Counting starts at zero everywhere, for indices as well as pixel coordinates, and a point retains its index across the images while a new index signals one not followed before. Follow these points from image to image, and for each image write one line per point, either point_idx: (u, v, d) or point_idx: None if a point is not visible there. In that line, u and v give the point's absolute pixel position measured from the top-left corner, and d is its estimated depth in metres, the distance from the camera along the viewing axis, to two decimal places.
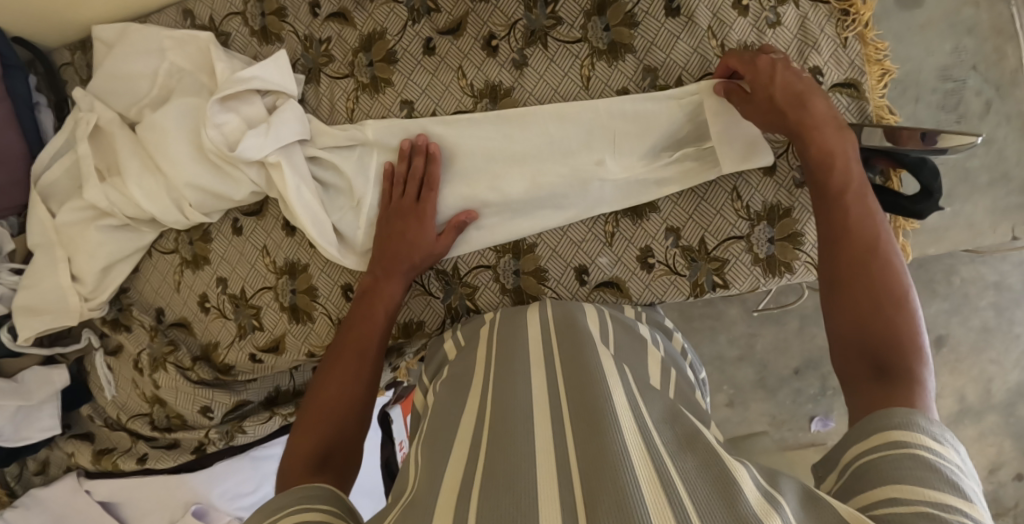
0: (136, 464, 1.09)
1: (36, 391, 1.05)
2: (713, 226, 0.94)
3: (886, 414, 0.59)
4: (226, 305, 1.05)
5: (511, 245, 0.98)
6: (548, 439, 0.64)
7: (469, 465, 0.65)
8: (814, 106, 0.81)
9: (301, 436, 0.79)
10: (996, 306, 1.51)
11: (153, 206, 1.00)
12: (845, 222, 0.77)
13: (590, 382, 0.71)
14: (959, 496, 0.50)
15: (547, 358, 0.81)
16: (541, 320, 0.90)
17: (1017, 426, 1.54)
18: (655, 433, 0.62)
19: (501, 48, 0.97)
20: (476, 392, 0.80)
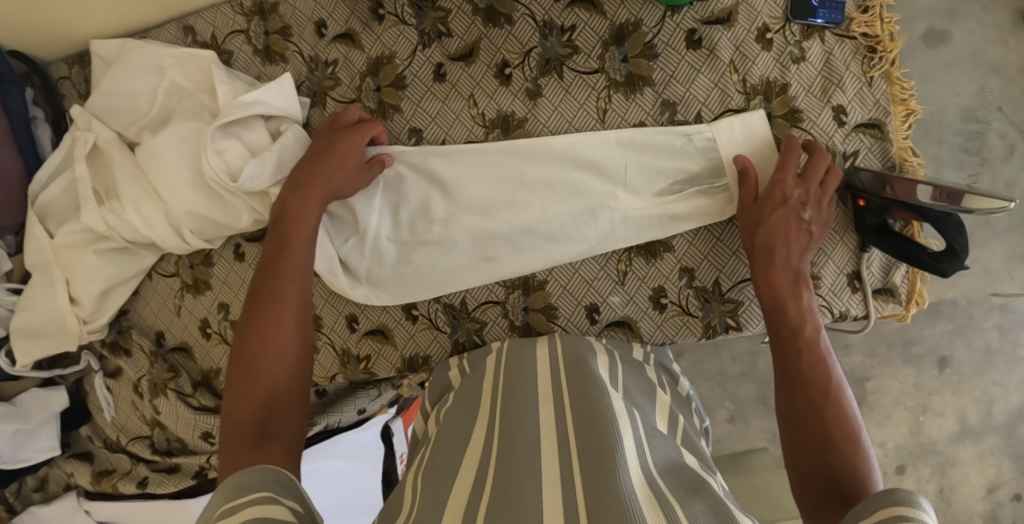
0: (135, 488, 1.07)
1: (35, 412, 1.03)
2: (728, 267, 0.93)
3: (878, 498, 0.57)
4: (227, 331, 1.03)
5: (521, 281, 0.96)
6: (554, 474, 0.63)
7: (473, 497, 0.63)
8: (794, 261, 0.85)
9: (237, 405, 0.74)
10: (1000, 328, 1.34)
11: (152, 231, 0.98)
12: (797, 351, 0.81)
13: (599, 416, 0.69)
14: None
15: (554, 388, 0.79)
16: (549, 353, 0.87)
17: (1018, 447, 1.38)
18: (661, 478, 0.62)
19: (515, 76, 0.94)
20: (482, 419, 0.77)
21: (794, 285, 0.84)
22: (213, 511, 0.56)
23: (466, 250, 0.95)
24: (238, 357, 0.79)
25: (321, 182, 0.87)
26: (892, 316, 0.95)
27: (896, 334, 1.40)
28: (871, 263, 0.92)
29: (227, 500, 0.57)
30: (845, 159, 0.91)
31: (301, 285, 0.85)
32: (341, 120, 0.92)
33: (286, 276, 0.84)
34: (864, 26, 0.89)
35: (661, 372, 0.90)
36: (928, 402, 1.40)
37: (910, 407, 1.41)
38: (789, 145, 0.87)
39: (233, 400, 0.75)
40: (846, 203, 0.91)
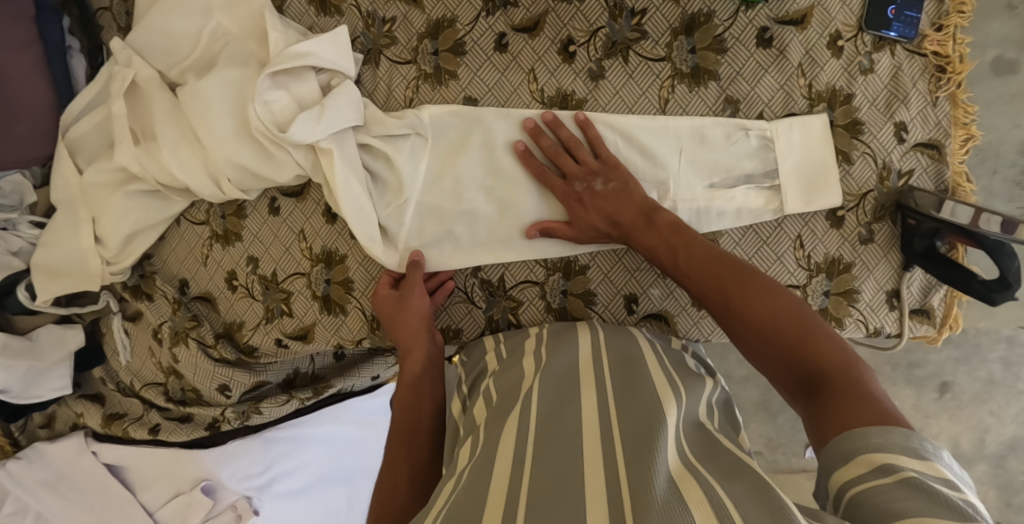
0: (146, 434, 1.07)
1: (50, 351, 1.03)
2: (771, 272, 0.92)
3: (859, 433, 0.58)
4: (255, 286, 1.02)
5: (562, 263, 0.94)
6: (595, 458, 0.62)
7: (514, 475, 0.62)
8: (625, 215, 0.85)
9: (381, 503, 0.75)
10: (1005, 360, 1.35)
11: (188, 176, 0.94)
12: (702, 266, 0.79)
13: (643, 406, 0.69)
14: (914, 461, 0.54)
15: (594, 380, 0.77)
16: (590, 343, 0.86)
17: (1004, 478, 1.41)
18: (698, 464, 0.61)
19: (579, 55, 0.92)
20: (522, 399, 0.75)
21: (650, 234, 0.84)
22: None
23: (510, 230, 0.93)
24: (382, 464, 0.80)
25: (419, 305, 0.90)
26: (922, 337, 0.95)
27: (902, 356, 1.40)
28: (912, 283, 0.92)
29: None
30: (900, 178, 0.90)
31: (416, 373, 0.86)
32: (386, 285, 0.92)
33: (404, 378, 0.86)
34: (936, 44, 0.88)
35: (699, 365, 0.87)
36: (924, 425, 1.43)
37: None
38: (554, 121, 0.90)
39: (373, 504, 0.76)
40: (895, 222, 0.91)
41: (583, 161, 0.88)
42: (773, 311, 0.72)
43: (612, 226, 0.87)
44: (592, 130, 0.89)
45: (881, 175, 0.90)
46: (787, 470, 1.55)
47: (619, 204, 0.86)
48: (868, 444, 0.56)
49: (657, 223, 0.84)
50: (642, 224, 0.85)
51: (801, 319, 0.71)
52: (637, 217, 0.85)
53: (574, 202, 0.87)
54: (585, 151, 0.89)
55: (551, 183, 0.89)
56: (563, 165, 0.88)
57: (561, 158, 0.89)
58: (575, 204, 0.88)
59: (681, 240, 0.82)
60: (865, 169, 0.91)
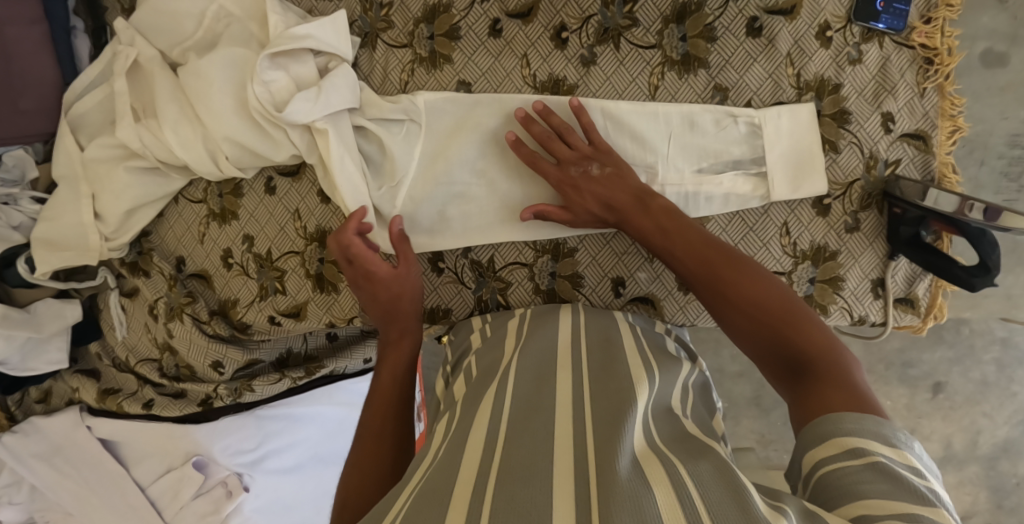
0: (140, 409, 1.10)
1: (47, 323, 1.05)
2: (757, 258, 0.92)
3: (833, 418, 0.58)
4: (250, 264, 1.03)
5: (551, 246, 0.95)
6: (569, 435, 0.62)
7: (489, 449, 0.62)
8: (620, 200, 0.85)
9: (351, 495, 0.72)
10: (999, 362, 1.36)
11: (187, 154, 0.96)
12: (691, 252, 0.78)
13: (619, 388, 0.69)
14: (884, 447, 0.54)
15: (571, 365, 0.78)
16: (572, 325, 0.87)
17: (997, 481, 1.41)
18: (663, 443, 0.61)
19: (571, 41, 0.93)
20: (500, 380, 0.76)
21: (644, 218, 0.83)
22: None
23: (502, 211, 0.94)
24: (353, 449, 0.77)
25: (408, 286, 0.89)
26: (908, 327, 0.95)
27: (896, 355, 1.41)
28: (897, 271, 0.92)
29: None
30: (887, 167, 0.90)
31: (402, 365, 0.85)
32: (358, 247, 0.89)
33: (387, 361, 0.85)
34: (924, 36, 0.88)
35: (679, 349, 0.89)
36: (916, 425, 1.43)
37: None
38: (545, 110, 0.90)
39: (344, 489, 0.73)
40: (881, 210, 0.91)
41: (577, 147, 0.88)
42: (764, 297, 0.72)
43: (607, 210, 0.86)
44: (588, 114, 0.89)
45: (867, 164, 0.91)
46: (778, 467, 1.55)
47: (612, 188, 0.85)
48: (840, 428, 0.57)
49: (653, 206, 0.83)
50: (635, 208, 0.84)
51: (790, 307, 0.71)
52: (631, 201, 0.84)
53: (570, 187, 0.87)
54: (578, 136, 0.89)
55: (545, 170, 0.88)
56: (557, 152, 0.88)
57: (555, 146, 0.88)
58: (573, 189, 0.87)
59: (674, 225, 0.81)
60: (851, 158, 0.91)
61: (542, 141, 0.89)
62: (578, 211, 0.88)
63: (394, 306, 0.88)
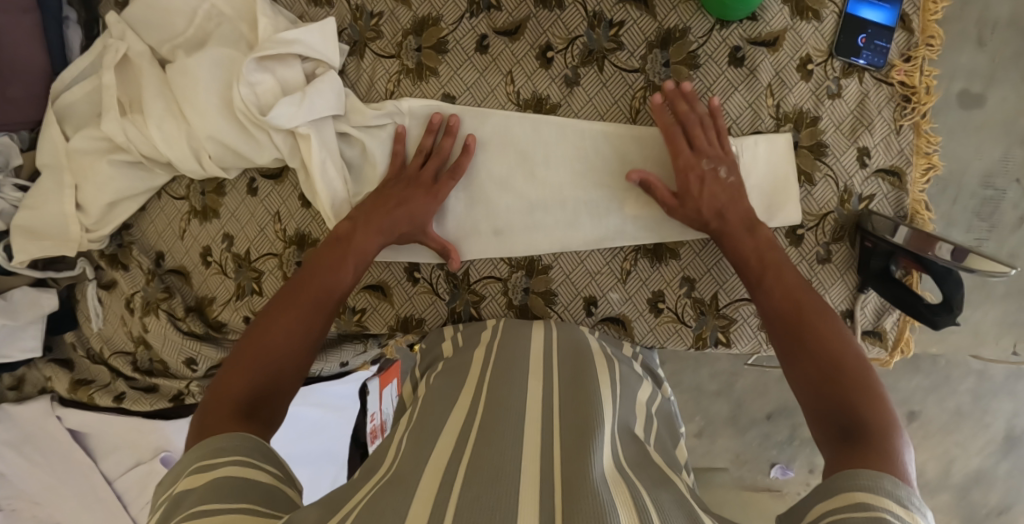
0: (112, 402, 1.09)
1: (24, 311, 1.06)
2: (728, 284, 0.93)
3: (851, 473, 0.57)
4: (228, 263, 1.04)
5: (526, 262, 0.96)
6: (536, 447, 0.63)
7: (456, 454, 0.63)
8: (732, 214, 0.85)
9: (226, 379, 0.73)
10: (974, 394, 1.37)
11: (170, 149, 0.96)
12: (785, 287, 0.79)
13: (587, 402, 0.70)
14: (895, 504, 0.53)
15: (544, 372, 0.79)
16: (544, 339, 0.87)
17: (968, 509, 1.44)
18: (630, 470, 0.62)
19: (556, 61, 0.94)
20: (474, 385, 0.77)
21: (749, 240, 0.84)
22: (186, 466, 0.63)
23: (479, 225, 0.95)
24: (248, 336, 0.78)
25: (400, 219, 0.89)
26: (876, 360, 0.96)
27: None
28: (867, 304, 0.93)
29: (196, 457, 0.63)
30: (860, 202, 0.92)
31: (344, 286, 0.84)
32: (420, 174, 0.91)
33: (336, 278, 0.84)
34: (903, 74, 0.90)
35: (645, 371, 0.89)
36: None
37: None
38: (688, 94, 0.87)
39: (231, 368, 0.74)
40: (852, 243, 0.93)
41: (705, 143, 0.86)
42: (845, 348, 0.71)
43: (715, 215, 0.85)
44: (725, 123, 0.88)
45: (841, 198, 0.92)
46: (752, 487, 1.56)
47: (733, 203, 0.85)
48: (857, 484, 0.55)
49: (753, 236, 0.84)
50: (742, 230, 0.84)
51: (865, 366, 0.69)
52: (741, 220, 0.85)
53: (693, 176, 0.85)
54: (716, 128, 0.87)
55: (677, 149, 0.87)
56: (694, 138, 0.86)
57: (693, 132, 0.86)
58: (693, 182, 0.85)
59: (774, 260, 0.81)
60: (826, 191, 0.92)
61: (680, 114, 0.87)
62: (686, 204, 0.86)
63: (357, 242, 0.86)
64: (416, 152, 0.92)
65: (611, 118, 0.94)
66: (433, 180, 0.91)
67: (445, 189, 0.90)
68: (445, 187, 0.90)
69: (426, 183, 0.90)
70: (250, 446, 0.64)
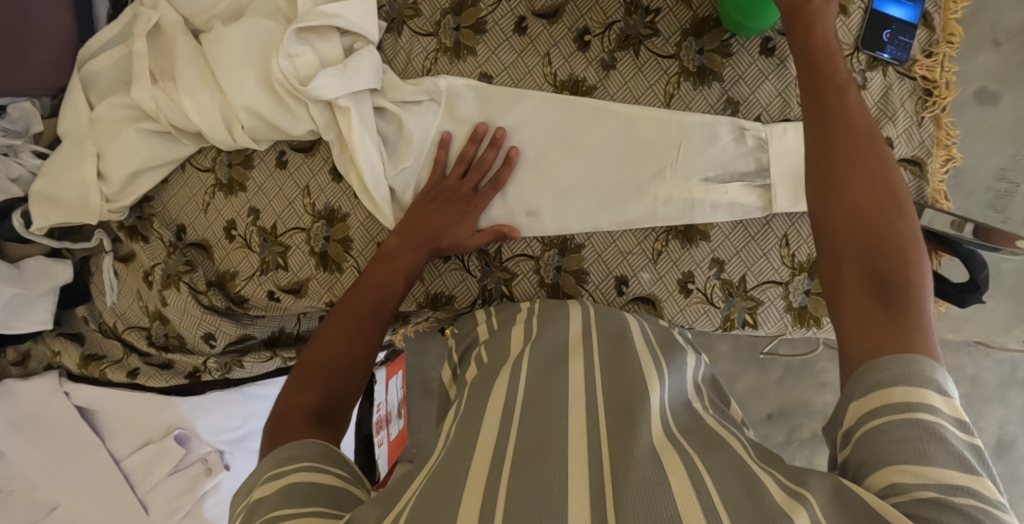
0: (124, 377, 1.07)
1: (36, 283, 1.03)
2: (756, 267, 0.95)
3: (884, 362, 0.53)
4: (253, 237, 1.03)
5: (558, 241, 0.96)
6: (582, 426, 0.61)
7: (501, 437, 0.61)
8: (818, 32, 0.73)
9: (293, 393, 0.72)
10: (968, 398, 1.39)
11: (201, 119, 0.95)
12: (834, 107, 0.67)
13: (632, 381, 0.68)
14: (937, 396, 0.50)
15: (583, 356, 0.77)
16: (581, 321, 0.86)
17: None
18: (682, 436, 0.60)
19: (592, 45, 0.96)
20: (512, 367, 0.75)
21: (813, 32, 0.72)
22: (259, 475, 0.61)
23: (512, 203, 0.95)
24: (305, 356, 0.77)
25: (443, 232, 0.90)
26: None
27: None
28: None
29: (267, 467, 0.61)
30: None
31: (394, 297, 0.85)
32: (458, 185, 0.92)
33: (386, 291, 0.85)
34: (925, 68, 0.94)
35: (687, 341, 0.92)
36: None
37: None
38: None
39: (297, 380, 0.74)
40: None
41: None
42: (898, 199, 0.62)
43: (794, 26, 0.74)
44: None
45: None
46: None
47: (820, 15, 0.73)
48: (891, 375, 0.51)
49: (833, 81, 0.69)
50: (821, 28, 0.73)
51: (910, 225, 0.61)
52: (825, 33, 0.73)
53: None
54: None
55: None
56: None
57: None
58: None
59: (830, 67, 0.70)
60: None
61: None
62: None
63: (405, 258, 0.88)
64: (456, 163, 0.93)
65: (645, 100, 0.95)
66: (472, 191, 0.92)
67: (484, 200, 0.92)
68: (484, 197, 0.92)
69: (463, 195, 0.92)
70: (317, 452, 0.62)
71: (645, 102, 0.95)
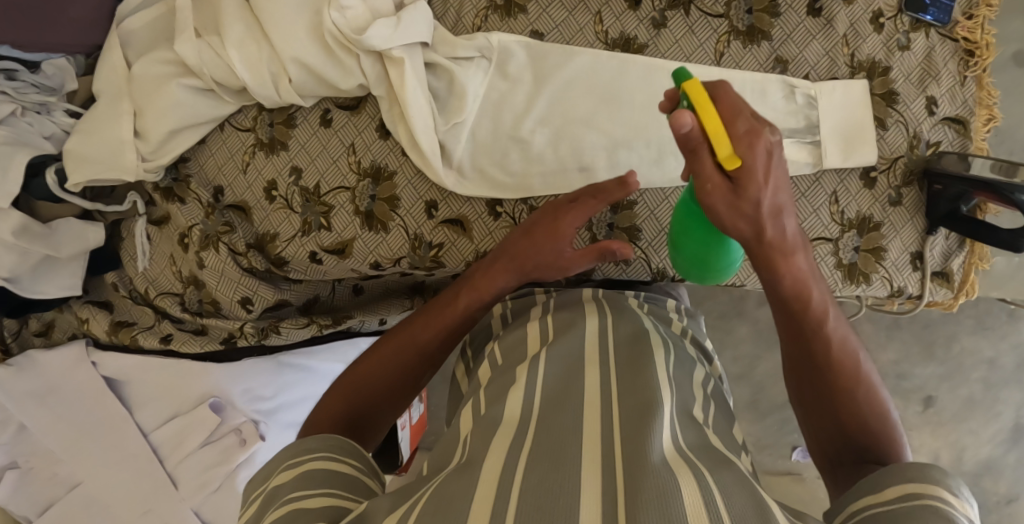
0: (157, 343, 1.06)
1: (67, 245, 0.99)
2: (806, 223, 0.96)
3: (887, 474, 0.54)
4: (295, 197, 1.00)
5: (611, 198, 0.95)
6: (592, 432, 0.56)
7: (513, 440, 0.55)
8: (752, 190, 0.62)
9: (327, 401, 0.77)
10: (986, 382, 1.48)
11: (247, 74, 0.94)
12: (796, 321, 0.71)
13: (644, 384, 0.62)
14: (949, 495, 0.49)
15: (598, 355, 0.70)
16: (598, 330, 0.75)
17: None
18: (690, 451, 0.54)
19: (644, 3, 0.96)
20: (527, 367, 0.67)
21: (761, 192, 0.63)
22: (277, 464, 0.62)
23: (564, 159, 0.95)
24: (346, 376, 0.80)
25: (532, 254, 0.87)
26: (941, 303, 1.00)
27: (893, 367, 1.52)
28: (935, 246, 0.97)
29: (284, 457, 0.62)
30: (928, 147, 0.96)
31: (459, 325, 0.85)
32: (568, 208, 0.88)
33: (445, 319, 0.84)
34: (966, 30, 0.95)
35: (698, 351, 0.84)
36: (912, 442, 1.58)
37: None
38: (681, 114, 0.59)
39: (328, 398, 0.78)
40: (921, 186, 0.96)
41: (715, 175, 0.62)
42: (869, 396, 0.69)
43: (740, 225, 0.66)
44: (778, 149, 0.62)
45: (911, 144, 0.96)
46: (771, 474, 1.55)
47: (772, 170, 0.62)
48: (896, 479, 0.53)
49: (785, 260, 0.68)
50: (772, 221, 0.66)
51: (869, 397, 0.69)
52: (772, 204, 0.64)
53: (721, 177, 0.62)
54: (752, 171, 0.61)
55: (698, 161, 0.62)
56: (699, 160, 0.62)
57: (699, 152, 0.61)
58: (711, 184, 0.62)
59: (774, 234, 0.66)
60: (897, 135, 0.96)
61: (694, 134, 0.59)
62: (734, 192, 0.63)
63: (484, 281, 0.86)
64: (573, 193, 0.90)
65: (695, 58, 0.96)
66: (576, 204, 0.88)
67: (585, 211, 0.87)
68: (584, 206, 0.86)
69: (573, 217, 0.87)
70: (330, 444, 0.63)
71: (694, 60, 0.96)
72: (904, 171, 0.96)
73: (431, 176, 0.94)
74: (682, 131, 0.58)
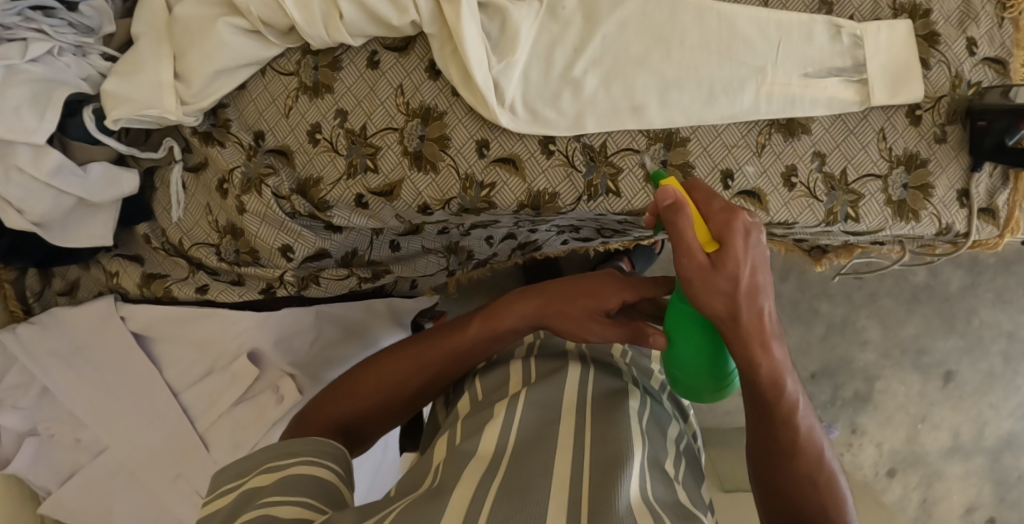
0: (195, 293, 1.04)
1: (101, 190, 0.96)
2: (856, 160, 0.96)
3: None
4: (340, 140, 0.98)
5: (664, 135, 0.96)
6: (566, 471, 0.65)
7: (490, 475, 0.64)
8: (732, 269, 0.62)
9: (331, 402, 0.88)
10: (1004, 355, 1.66)
11: (298, 12, 0.90)
12: (769, 408, 0.70)
13: (617, 436, 0.71)
14: None
15: (576, 408, 0.78)
16: (579, 381, 0.83)
17: (1000, 472, 1.68)
18: (655, 502, 0.63)
19: None
20: (506, 407, 0.76)
21: (742, 274, 0.63)
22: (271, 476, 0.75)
23: (616, 98, 0.95)
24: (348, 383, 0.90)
25: (564, 305, 0.86)
26: (988, 242, 1.03)
27: (913, 341, 1.67)
28: (979, 183, 0.98)
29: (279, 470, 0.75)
30: (970, 87, 0.96)
31: (463, 350, 0.89)
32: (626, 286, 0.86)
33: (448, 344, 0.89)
34: None
35: (674, 408, 0.94)
36: (928, 413, 1.69)
37: (911, 415, 1.69)
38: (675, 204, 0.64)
39: (327, 399, 0.89)
40: (965, 124, 0.96)
41: (698, 261, 0.62)
42: (826, 483, 0.70)
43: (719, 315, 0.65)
44: (758, 277, 0.64)
45: (953, 83, 0.96)
46: None
47: (751, 286, 0.64)
48: None
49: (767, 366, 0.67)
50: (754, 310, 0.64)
51: (829, 482, 0.70)
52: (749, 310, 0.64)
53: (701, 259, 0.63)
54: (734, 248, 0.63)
55: (685, 247, 0.63)
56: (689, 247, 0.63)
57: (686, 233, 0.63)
58: (696, 268, 0.63)
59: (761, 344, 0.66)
60: (940, 74, 0.96)
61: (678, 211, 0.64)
62: (719, 270, 0.62)
63: (504, 320, 0.88)
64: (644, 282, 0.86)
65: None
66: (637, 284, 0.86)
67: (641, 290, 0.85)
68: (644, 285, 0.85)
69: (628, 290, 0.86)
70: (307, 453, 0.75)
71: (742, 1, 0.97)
72: (948, 108, 0.96)
73: (486, 114, 0.93)
74: (664, 202, 0.65)
